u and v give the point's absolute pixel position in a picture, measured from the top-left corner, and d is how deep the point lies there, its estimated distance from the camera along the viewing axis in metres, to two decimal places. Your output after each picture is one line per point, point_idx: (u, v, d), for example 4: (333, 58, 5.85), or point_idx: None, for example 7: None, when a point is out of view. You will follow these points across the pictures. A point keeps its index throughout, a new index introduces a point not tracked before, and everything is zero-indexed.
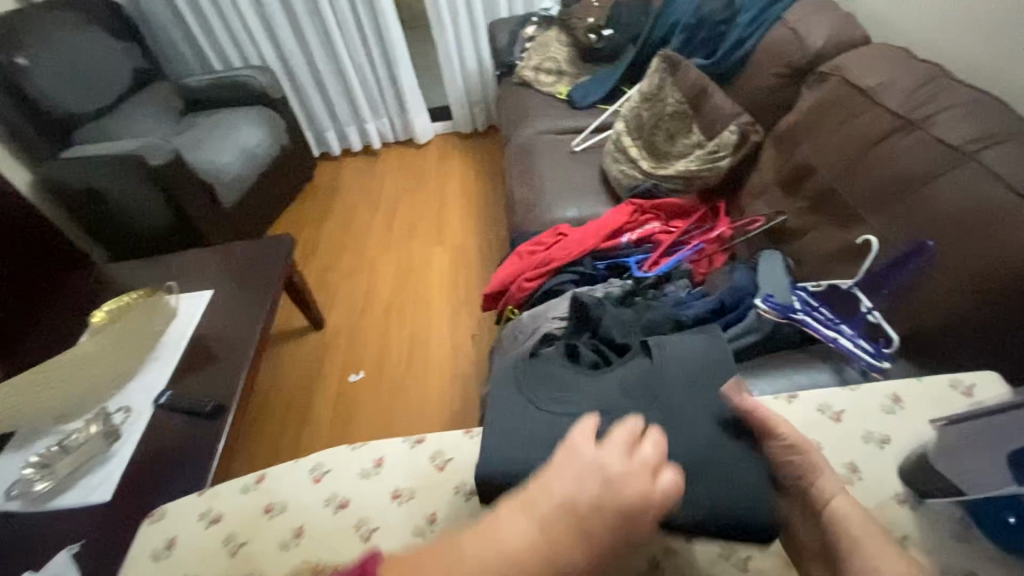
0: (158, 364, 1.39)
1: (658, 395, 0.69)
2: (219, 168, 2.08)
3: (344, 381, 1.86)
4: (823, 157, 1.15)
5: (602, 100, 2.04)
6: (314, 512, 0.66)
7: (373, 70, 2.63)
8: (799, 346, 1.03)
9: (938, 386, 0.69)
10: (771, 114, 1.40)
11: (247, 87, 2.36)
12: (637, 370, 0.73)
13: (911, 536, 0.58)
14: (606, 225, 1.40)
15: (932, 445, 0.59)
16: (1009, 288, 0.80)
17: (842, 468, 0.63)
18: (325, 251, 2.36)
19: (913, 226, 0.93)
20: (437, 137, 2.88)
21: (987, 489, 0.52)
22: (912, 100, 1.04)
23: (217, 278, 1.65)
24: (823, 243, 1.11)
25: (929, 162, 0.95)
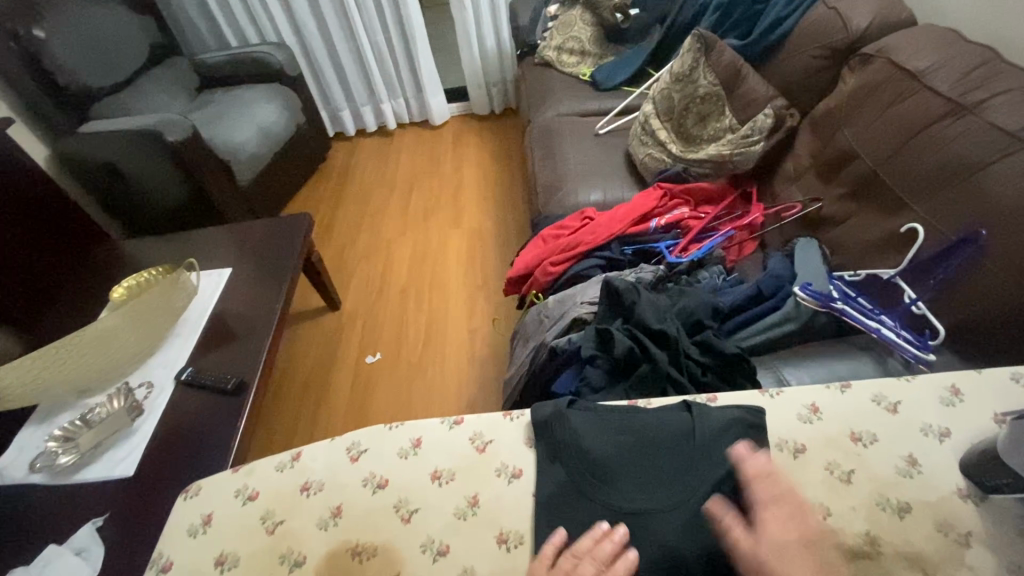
0: (179, 340, 1.39)
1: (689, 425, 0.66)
2: (236, 146, 2.06)
3: (361, 362, 1.85)
4: (865, 143, 1.10)
5: (627, 82, 2.00)
6: (354, 491, 0.65)
7: (390, 49, 2.58)
8: (836, 336, 1.00)
9: (999, 379, 0.67)
10: (809, 97, 1.35)
11: (263, 64, 2.32)
12: (676, 425, 0.66)
13: (976, 533, 0.57)
14: (635, 210, 1.36)
15: (1003, 440, 0.56)
16: None
17: (899, 462, 0.62)
18: (341, 231, 2.35)
19: (963, 214, 0.89)
20: (453, 118, 2.83)
21: None
22: (963, 84, 0.98)
23: (236, 257, 1.64)
24: (864, 230, 1.06)
25: (982, 149, 0.90)
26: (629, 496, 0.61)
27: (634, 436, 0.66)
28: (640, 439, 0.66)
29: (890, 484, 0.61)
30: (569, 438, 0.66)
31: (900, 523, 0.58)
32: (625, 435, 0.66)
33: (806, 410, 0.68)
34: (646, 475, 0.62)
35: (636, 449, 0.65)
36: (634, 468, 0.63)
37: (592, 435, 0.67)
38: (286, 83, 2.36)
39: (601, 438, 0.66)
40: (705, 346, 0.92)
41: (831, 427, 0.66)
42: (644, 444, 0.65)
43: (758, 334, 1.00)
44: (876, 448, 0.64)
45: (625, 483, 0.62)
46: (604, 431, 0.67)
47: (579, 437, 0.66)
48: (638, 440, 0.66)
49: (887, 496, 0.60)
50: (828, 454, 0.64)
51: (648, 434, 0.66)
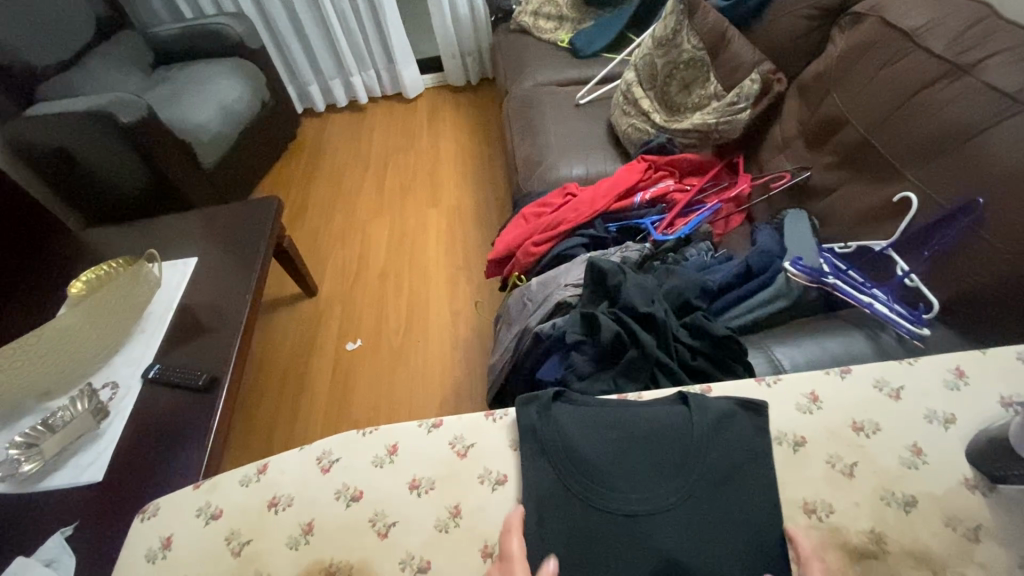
0: (145, 337, 1.31)
1: (692, 422, 0.61)
2: (197, 126, 1.94)
3: (341, 350, 1.80)
4: (856, 108, 1.05)
5: (607, 49, 1.91)
6: (326, 506, 0.61)
7: (357, 17, 2.43)
8: (825, 312, 0.98)
9: (1004, 360, 0.65)
10: (797, 61, 1.29)
11: (220, 36, 2.16)
12: (672, 420, 0.62)
13: (984, 525, 0.56)
14: (619, 184, 1.31)
15: (1015, 428, 0.53)
16: None
17: (903, 453, 0.60)
18: (314, 213, 2.25)
19: (959, 182, 0.86)
20: (427, 90, 2.72)
21: None
22: (960, 42, 0.92)
23: (202, 245, 1.55)
24: (855, 201, 1.02)
25: (981, 112, 0.85)
26: (621, 495, 0.57)
27: (628, 432, 0.61)
28: (634, 434, 0.61)
29: (895, 477, 0.59)
30: (557, 435, 0.62)
31: (906, 518, 0.57)
32: (617, 431, 0.62)
33: (805, 399, 0.65)
34: (639, 472, 0.58)
35: (629, 444, 0.61)
36: (627, 464, 0.59)
37: (581, 432, 0.62)
38: (247, 56, 2.22)
39: (589, 435, 0.61)
40: (695, 328, 0.89)
41: (830, 417, 0.64)
42: (637, 439, 0.61)
43: (748, 313, 0.97)
44: (879, 439, 0.62)
45: (616, 480, 0.58)
46: (594, 427, 0.62)
47: (567, 434, 0.62)
48: (636, 450, 0.60)
49: (893, 490, 0.58)
50: (829, 446, 0.62)
51: (643, 429, 0.62)
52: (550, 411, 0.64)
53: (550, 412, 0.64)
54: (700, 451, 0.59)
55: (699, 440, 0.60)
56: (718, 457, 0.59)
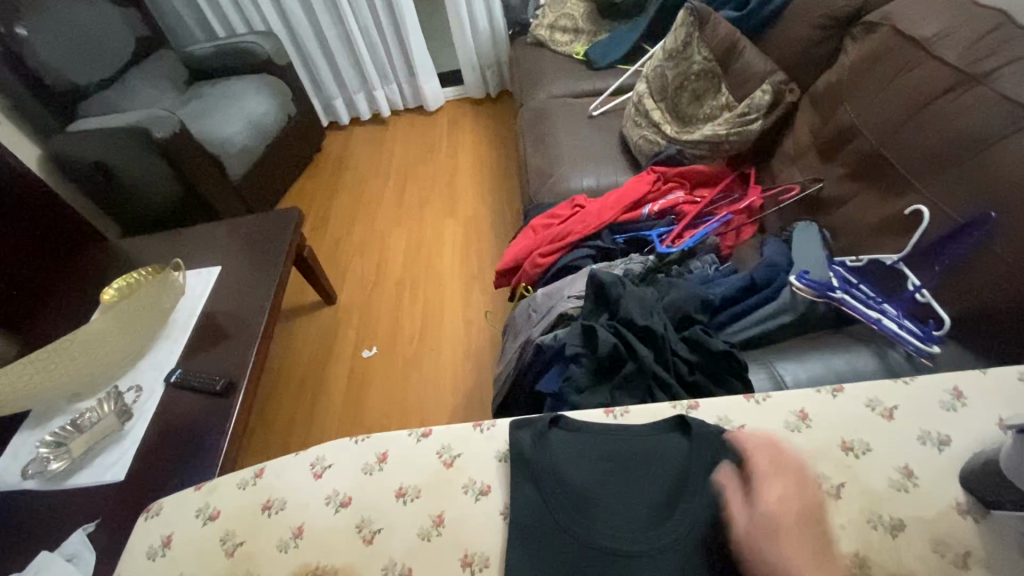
0: (169, 341, 1.37)
1: (697, 449, 0.61)
2: (226, 140, 2.02)
3: (357, 357, 1.84)
4: (868, 119, 1.02)
5: (622, 60, 1.91)
6: (315, 511, 0.63)
7: (380, 34, 2.51)
8: (834, 327, 0.96)
9: (1005, 381, 0.63)
10: (809, 72, 1.27)
11: (249, 54, 2.26)
12: (666, 451, 0.62)
13: (976, 552, 0.54)
14: (627, 196, 1.31)
15: (1006, 451, 0.52)
16: None
17: (893, 474, 0.59)
18: (336, 223, 2.32)
19: (973, 194, 0.83)
20: (447, 103, 2.77)
21: None
22: (974, 51, 0.90)
23: (226, 254, 1.61)
24: (865, 212, 1.00)
25: (993, 122, 0.83)
26: (608, 532, 0.56)
27: (622, 462, 0.62)
28: (627, 469, 0.62)
29: (882, 499, 0.58)
30: (549, 465, 0.62)
31: (892, 544, 0.55)
32: (611, 462, 0.62)
33: (794, 416, 0.64)
34: (628, 508, 0.58)
35: (622, 478, 0.61)
36: (616, 501, 0.59)
37: (574, 464, 0.62)
38: (274, 72, 2.31)
39: (582, 465, 0.62)
40: (693, 342, 0.88)
41: (820, 436, 0.63)
42: (633, 473, 0.61)
43: (751, 328, 0.95)
44: (869, 458, 0.60)
45: (604, 514, 0.58)
46: (587, 459, 0.63)
47: (558, 462, 0.62)
48: (629, 484, 0.60)
49: (880, 514, 0.57)
50: (816, 465, 0.61)
51: (636, 462, 0.62)
52: (547, 438, 0.65)
53: (547, 440, 0.65)
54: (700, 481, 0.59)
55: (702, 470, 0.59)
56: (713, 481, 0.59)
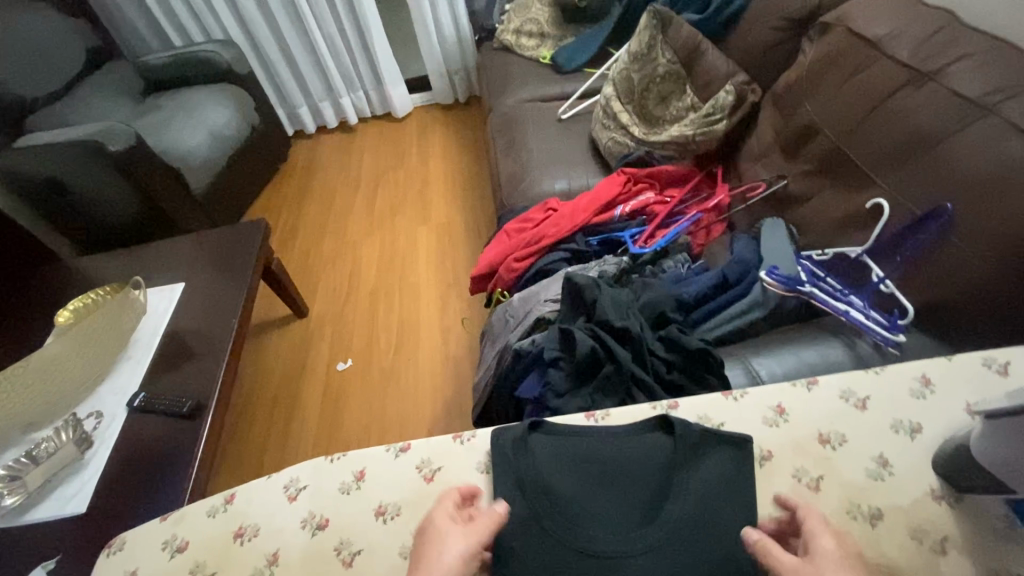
0: (131, 363, 1.31)
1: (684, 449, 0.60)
2: (186, 152, 1.96)
3: (332, 371, 1.79)
4: (828, 117, 1.05)
5: (589, 63, 1.94)
6: (291, 536, 0.60)
7: (345, 41, 2.47)
8: (804, 320, 0.98)
9: (967, 366, 0.65)
10: (770, 72, 1.31)
11: (208, 63, 2.20)
12: (648, 451, 0.61)
13: (951, 537, 0.55)
14: (599, 198, 1.32)
15: (976, 436, 0.53)
16: None
17: (869, 464, 0.60)
18: (304, 234, 2.27)
19: (930, 189, 0.85)
20: (415, 109, 2.75)
21: None
22: (924, 51, 0.94)
23: (190, 269, 1.56)
24: (829, 208, 1.03)
25: (946, 119, 0.86)
26: (592, 536, 0.56)
27: (606, 464, 0.61)
28: (612, 472, 0.60)
29: (860, 489, 0.59)
30: (532, 470, 0.60)
31: (872, 533, 0.56)
32: (594, 465, 0.61)
33: (772, 412, 0.65)
34: (613, 511, 0.57)
35: (606, 480, 0.60)
36: (602, 505, 0.58)
37: (556, 469, 0.61)
38: (235, 81, 2.25)
39: (566, 471, 0.61)
40: (670, 341, 0.88)
41: (797, 429, 0.63)
42: (617, 476, 0.60)
43: (726, 325, 0.97)
44: (845, 450, 0.61)
45: (590, 520, 0.57)
46: (569, 463, 0.62)
47: (541, 469, 0.61)
48: (615, 490, 0.59)
49: (859, 504, 0.58)
50: (795, 459, 0.61)
51: (620, 463, 0.61)
52: (528, 448, 0.63)
53: (527, 446, 0.63)
54: (683, 478, 0.58)
55: (686, 472, 0.58)
56: (696, 476, 0.58)
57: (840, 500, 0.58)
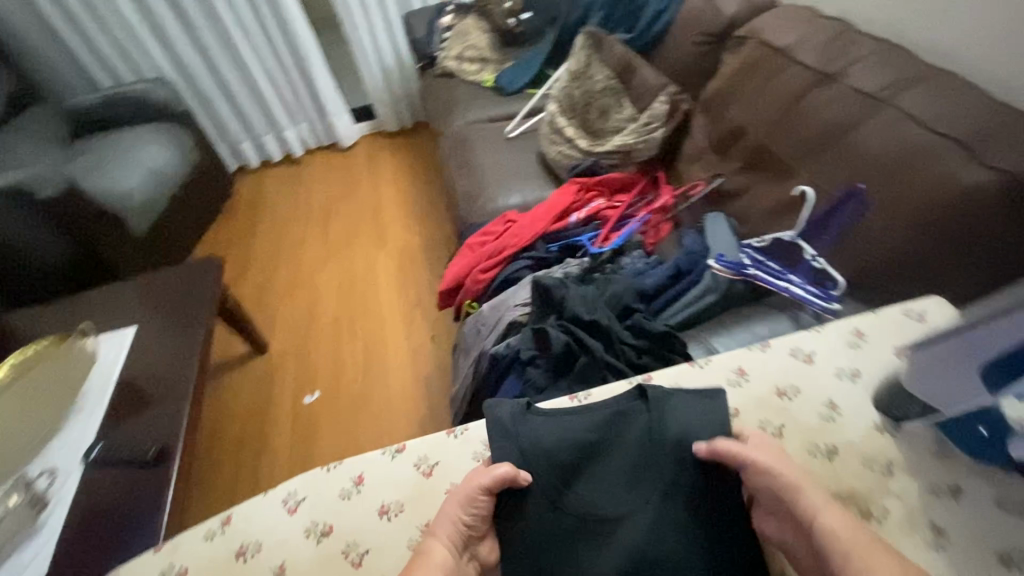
0: (84, 416, 1.24)
1: (663, 412, 0.64)
2: (123, 193, 1.90)
3: (299, 404, 1.75)
4: (751, 118, 1.18)
5: (530, 85, 2.04)
6: (295, 546, 0.60)
7: (286, 74, 2.48)
8: (754, 301, 1.06)
9: (892, 316, 0.75)
10: (697, 82, 1.44)
11: (144, 103, 2.16)
12: (630, 420, 0.65)
13: (897, 462, 0.63)
14: (554, 207, 1.39)
15: (906, 370, 0.61)
16: (948, 219, 0.82)
17: (821, 409, 0.67)
18: (257, 269, 2.22)
19: (844, 173, 0.97)
20: (362, 138, 2.77)
21: (960, 404, 0.57)
22: (825, 55, 1.07)
23: (141, 312, 1.50)
24: (762, 199, 1.14)
25: (851, 112, 0.98)
26: (590, 500, 0.60)
27: (596, 434, 0.64)
28: (603, 441, 0.64)
29: (817, 431, 0.66)
30: (528, 438, 0.63)
31: (830, 466, 0.63)
32: (586, 433, 0.64)
33: (734, 374, 0.71)
34: (607, 476, 0.62)
35: (600, 448, 0.63)
36: (597, 471, 0.62)
37: (552, 436, 0.63)
38: (173, 120, 2.21)
39: (562, 440, 0.63)
40: (637, 328, 0.94)
41: (758, 386, 0.70)
42: (609, 444, 0.64)
43: (683, 310, 1.03)
44: (800, 400, 0.68)
45: (587, 486, 0.61)
46: (562, 434, 0.64)
47: (539, 437, 0.63)
48: (609, 458, 0.63)
49: (817, 443, 0.65)
50: (759, 413, 0.68)
51: (609, 431, 0.64)
52: (521, 430, 0.64)
53: (525, 418, 0.65)
54: (659, 436, 0.63)
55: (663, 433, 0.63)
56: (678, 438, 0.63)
57: (799, 441, 0.65)
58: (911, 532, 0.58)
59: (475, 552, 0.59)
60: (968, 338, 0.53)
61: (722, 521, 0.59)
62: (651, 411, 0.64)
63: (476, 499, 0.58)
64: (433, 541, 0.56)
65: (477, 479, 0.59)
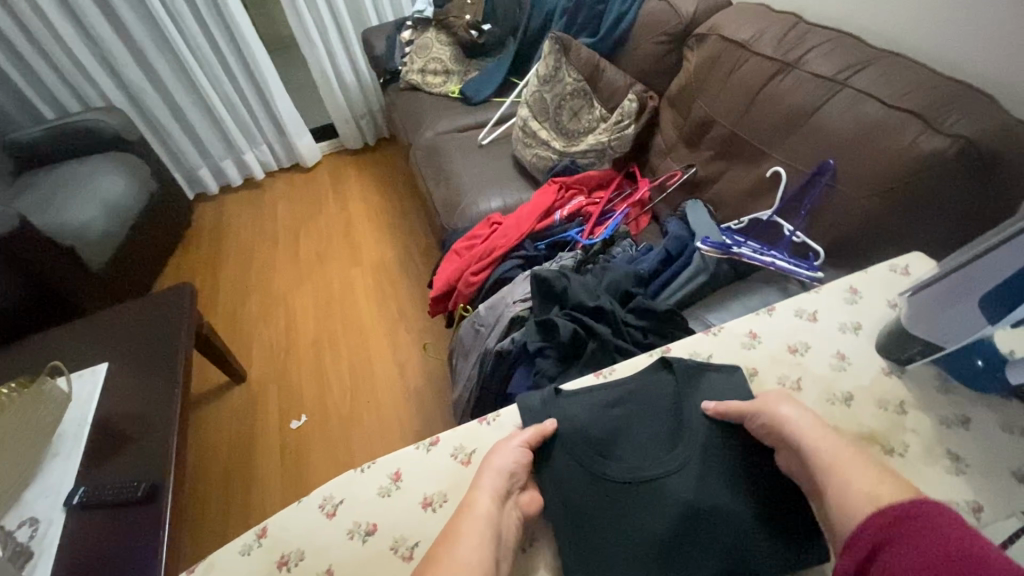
0: (61, 460, 1.16)
1: (688, 377, 0.68)
2: (79, 226, 1.80)
3: (287, 430, 1.70)
4: (719, 108, 1.24)
5: (495, 94, 2.07)
6: (341, 548, 0.59)
7: (243, 96, 2.43)
8: (740, 279, 1.11)
9: (881, 273, 0.81)
10: (662, 79, 1.51)
11: (94, 133, 2.07)
12: (658, 390, 0.68)
13: (907, 401, 0.68)
14: (538, 206, 1.42)
15: (905, 313, 0.67)
16: (915, 182, 0.89)
17: (831, 360, 0.72)
18: (229, 296, 2.15)
19: (814, 151, 1.04)
20: (326, 157, 2.73)
21: (962, 338, 0.63)
22: (783, 45, 1.15)
23: (112, 347, 1.42)
24: (737, 183, 1.21)
25: (814, 95, 1.06)
26: (630, 467, 0.61)
27: (626, 405, 0.67)
28: (634, 411, 0.67)
29: (831, 380, 0.70)
30: (563, 418, 0.66)
31: (849, 411, 0.67)
32: (615, 406, 0.67)
33: (747, 337, 0.75)
34: (643, 443, 0.64)
35: (631, 418, 0.66)
36: (631, 439, 0.64)
37: (584, 413, 0.66)
38: (126, 149, 2.12)
39: (594, 416, 0.66)
40: (641, 310, 0.98)
41: (770, 346, 0.74)
42: (639, 414, 0.66)
43: (678, 291, 1.08)
44: (811, 354, 0.73)
45: (624, 454, 0.63)
46: (594, 408, 0.67)
47: (572, 415, 0.66)
48: (640, 425, 0.66)
49: (833, 391, 0.69)
50: (776, 370, 0.72)
51: (639, 402, 0.68)
52: (551, 411, 0.67)
53: (557, 401, 0.68)
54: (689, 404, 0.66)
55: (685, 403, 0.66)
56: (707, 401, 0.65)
57: (817, 391, 0.69)
58: (933, 462, 0.62)
59: (517, 503, 0.60)
60: (966, 276, 0.60)
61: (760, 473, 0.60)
62: (675, 378, 0.69)
63: (515, 451, 0.61)
64: (477, 495, 0.58)
65: (514, 437, 0.63)
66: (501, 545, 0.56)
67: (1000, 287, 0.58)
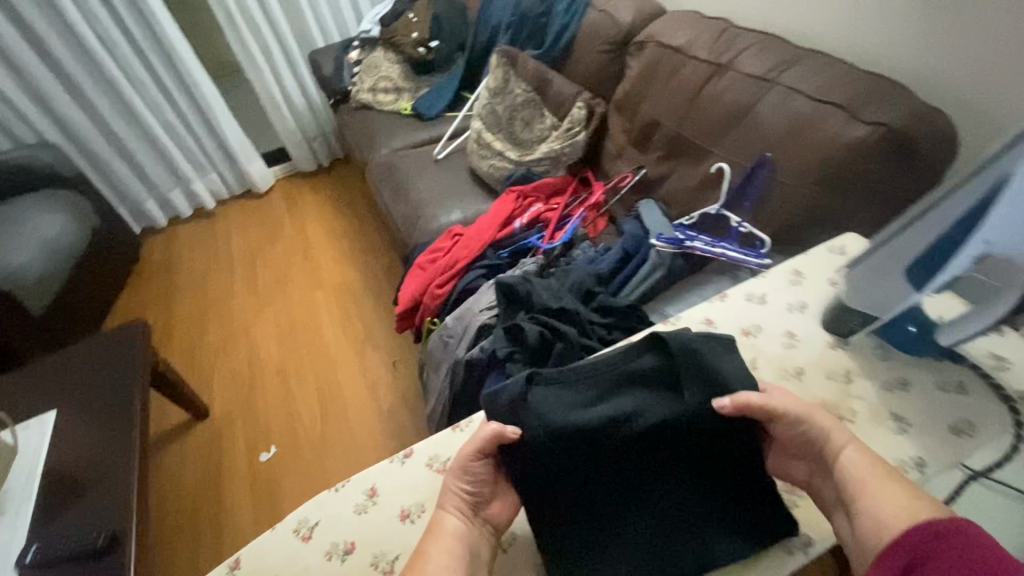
0: (8, 518, 1.08)
1: (686, 366, 0.63)
2: (15, 269, 1.70)
3: (255, 463, 1.64)
4: (663, 110, 1.30)
5: (448, 109, 2.09)
6: (318, 571, 0.59)
7: (187, 123, 2.37)
8: (696, 271, 1.15)
9: (821, 254, 0.86)
10: (607, 86, 1.56)
11: (27, 170, 1.97)
12: (650, 380, 0.65)
13: (853, 370, 0.72)
14: (497, 215, 1.44)
15: (843, 289, 0.73)
16: (843, 168, 0.96)
17: (782, 339, 0.76)
18: (184, 330, 2.07)
19: (752, 146, 1.10)
20: (279, 181, 2.68)
21: (892, 308, 0.68)
22: (715, 49, 1.22)
23: (58, 393, 1.34)
24: (685, 180, 1.26)
25: (748, 93, 1.12)
26: (617, 465, 0.63)
27: (612, 398, 0.64)
28: (621, 404, 0.64)
29: (783, 358, 0.74)
30: (540, 419, 0.62)
31: (801, 384, 0.71)
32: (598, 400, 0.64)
33: (703, 324, 0.79)
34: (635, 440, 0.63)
35: (620, 412, 0.63)
36: (621, 437, 0.62)
37: (565, 411, 0.63)
38: (63, 184, 2.03)
39: (577, 414, 0.63)
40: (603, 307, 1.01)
41: (725, 330, 0.78)
42: (626, 406, 0.63)
43: (637, 287, 1.11)
44: (763, 335, 0.77)
45: (613, 453, 0.63)
46: (578, 405, 0.63)
47: (552, 414, 0.62)
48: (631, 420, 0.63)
49: (786, 368, 0.73)
50: None
51: (625, 393, 0.65)
52: (529, 412, 0.62)
53: (533, 400, 0.63)
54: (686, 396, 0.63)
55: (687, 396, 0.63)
56: None
57: (771, 369, 0.73)
58: (879, 425, 0.67)
59: (487, 512, 0.62)
60: (891, 249, 0.66)
61: (746, 460, 0.63)
62: (676, 368, 0.64)
63: (475, 464, 0.61)
64: (443, 513, 0.60)
65: (472, 446, 0.62)
66: (474, 556, 0.59)
67: (919, 255, 0.63)
